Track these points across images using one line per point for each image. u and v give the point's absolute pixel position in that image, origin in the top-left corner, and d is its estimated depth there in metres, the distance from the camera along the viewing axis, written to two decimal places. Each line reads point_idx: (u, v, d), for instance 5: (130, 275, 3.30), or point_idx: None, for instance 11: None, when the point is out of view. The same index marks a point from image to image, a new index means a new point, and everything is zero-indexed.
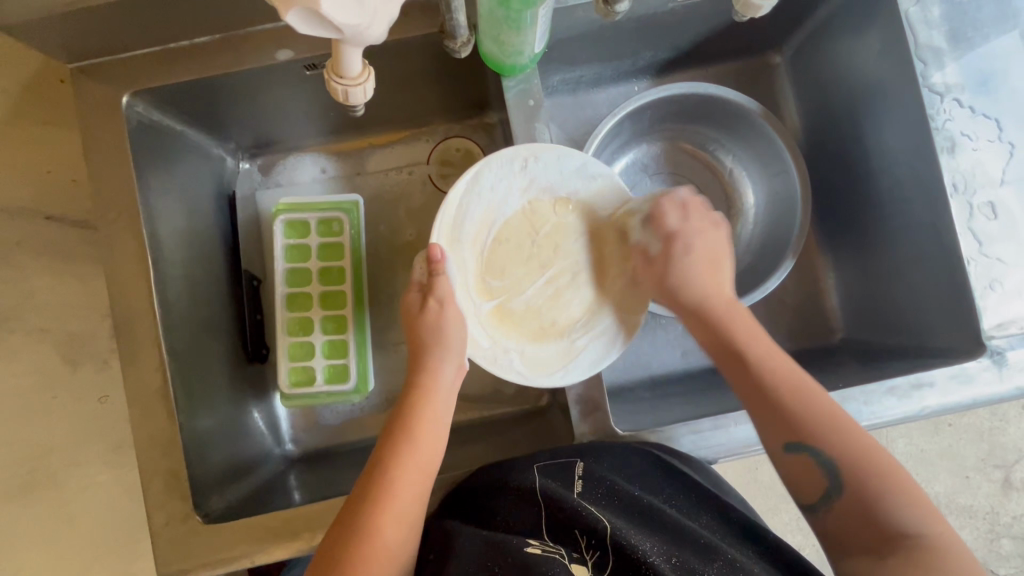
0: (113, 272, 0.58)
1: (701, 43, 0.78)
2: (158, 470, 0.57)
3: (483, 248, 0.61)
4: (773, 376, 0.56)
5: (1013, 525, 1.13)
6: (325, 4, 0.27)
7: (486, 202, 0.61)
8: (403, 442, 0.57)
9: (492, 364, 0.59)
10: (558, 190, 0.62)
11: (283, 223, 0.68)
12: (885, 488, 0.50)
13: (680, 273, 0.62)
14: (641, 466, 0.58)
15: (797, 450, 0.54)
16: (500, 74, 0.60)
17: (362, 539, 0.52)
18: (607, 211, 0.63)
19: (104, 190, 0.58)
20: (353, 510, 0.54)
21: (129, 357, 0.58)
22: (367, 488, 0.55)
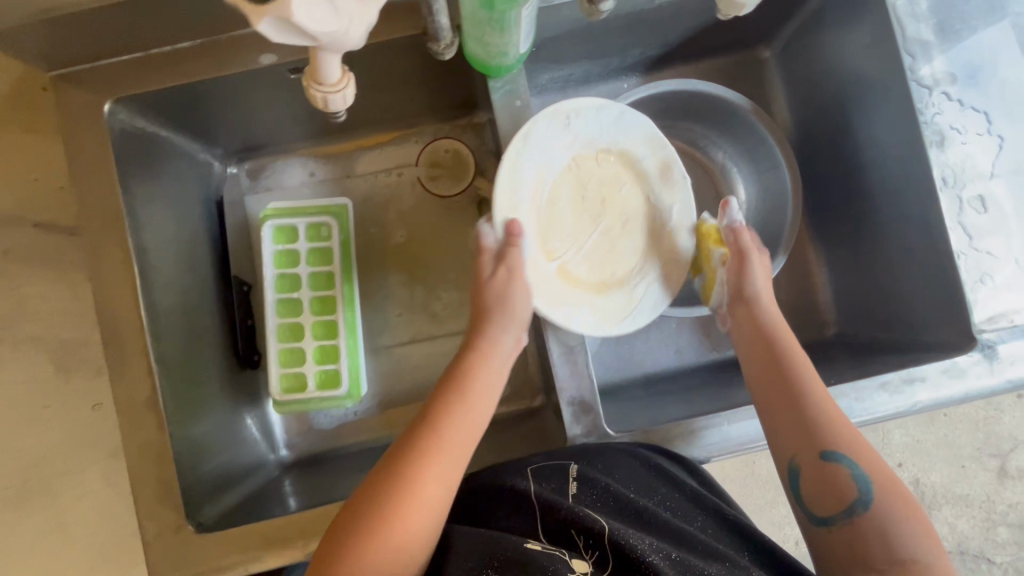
0: (99, 282, 0.57)
1: (689, 39, 0.78)
2: (148, 480, 0.56)
3: (541, 209, 0.63)
4: (814, 392, 0.57)
5: (1009, 513, 1.13)
6: (298, 13, 0.27)
7: (537, 163, 0.61)
8: (457, 401, 0.58)
9: (566, 321, 0.60)
10: (596, 139, 0.64)
11: (272, 228, 0.67)
12: (894, 515, 0.52)
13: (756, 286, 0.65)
14: (634, 468, 0.58)
15: (823, 462, 0.55)
16: (486, 75, 0.59)
17: (405, 486, 0.52)
18: (642, 154, 0.65)
19: (89, 200, 0.58)
20: (400, 459, 0.54)
21: (117, 367, 0.57)
22: (416, 439, 0.55)
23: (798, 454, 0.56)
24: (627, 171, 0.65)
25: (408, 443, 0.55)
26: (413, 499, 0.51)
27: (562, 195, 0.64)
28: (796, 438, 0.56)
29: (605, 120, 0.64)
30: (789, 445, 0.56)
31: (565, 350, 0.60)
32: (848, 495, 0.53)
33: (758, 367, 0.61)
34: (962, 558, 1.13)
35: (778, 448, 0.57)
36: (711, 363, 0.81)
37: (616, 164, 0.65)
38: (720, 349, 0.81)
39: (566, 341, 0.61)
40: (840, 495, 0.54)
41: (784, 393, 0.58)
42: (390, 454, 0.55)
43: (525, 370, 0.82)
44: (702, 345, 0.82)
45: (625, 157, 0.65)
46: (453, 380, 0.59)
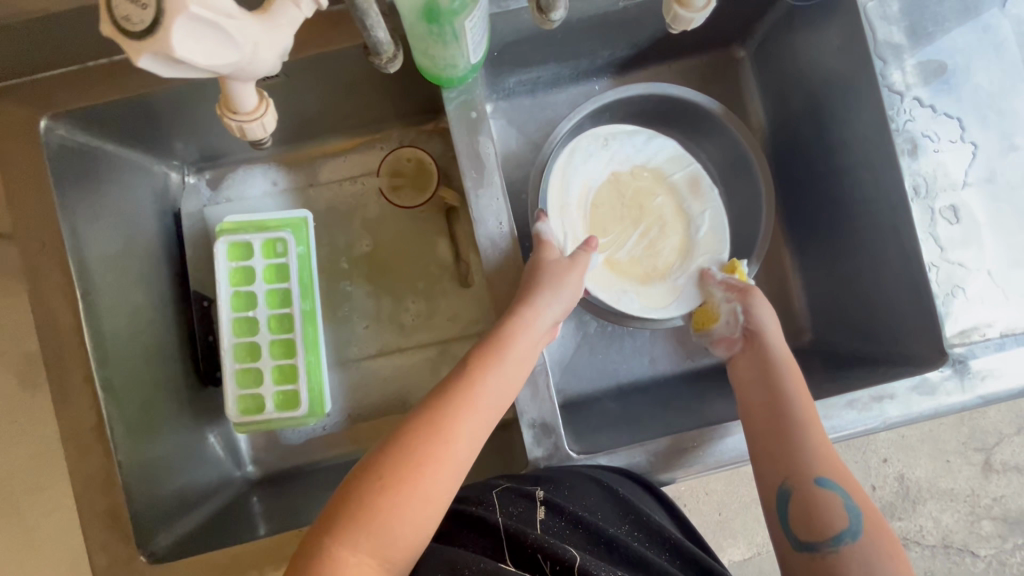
0: (39, 307, 0.55)
1: (660, 40, 0.75)
2: (96, 510, 0.55)
3: (586, 211, 0.71)
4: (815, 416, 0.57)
5: (994, 507, 1.13)
6: (177, 48, 0.25)
7: (580, 175, 0.71)
8: (496, 362, 0.55)
9: (615, 301, 0.69)
10: (632, 158, 0.73)
11: (226, 244, 0.65)
12: (880, 554, 0.51)
13: (763, 316, 0.66)
14: (597, 493, 0.56)
15: (814, 488, 0.54)
16: (440, 86, 0.57)
17: (433, 439, 0.50)
18: (672, 170, 0.73)
19: (26, 222, 0.56)
20: (432, 411, 0.52)
21: (61, 395, 0.55)
22: (450, 394, 0.53)
23: (790, 479, 0.55)
24: (661, 184, 0.73)
25: (441, 397, 0.53)
26: (442, 453, 0.50)
27: (606, 202, 0.72)
28: (789, 462, 0.55)
29: (637, 143, 0.73)
30: (783, 470, 0.55)
31: None
32: (834, 525, 0.52)
33: (752, 395, 0.61)
34: (946, 552, 1.13)
35: (769, 473, 0.56)
36: (685, 371, 0.79)
37: (650, 179, 0.73)
38: (695, 359, 0.80)
39: None
40: (822, 519, 0.53)
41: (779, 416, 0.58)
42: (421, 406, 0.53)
43: None
44: (676, 354, 0.80)
45: (659, 175, 0.73)
46: (495, 339, 0.56)
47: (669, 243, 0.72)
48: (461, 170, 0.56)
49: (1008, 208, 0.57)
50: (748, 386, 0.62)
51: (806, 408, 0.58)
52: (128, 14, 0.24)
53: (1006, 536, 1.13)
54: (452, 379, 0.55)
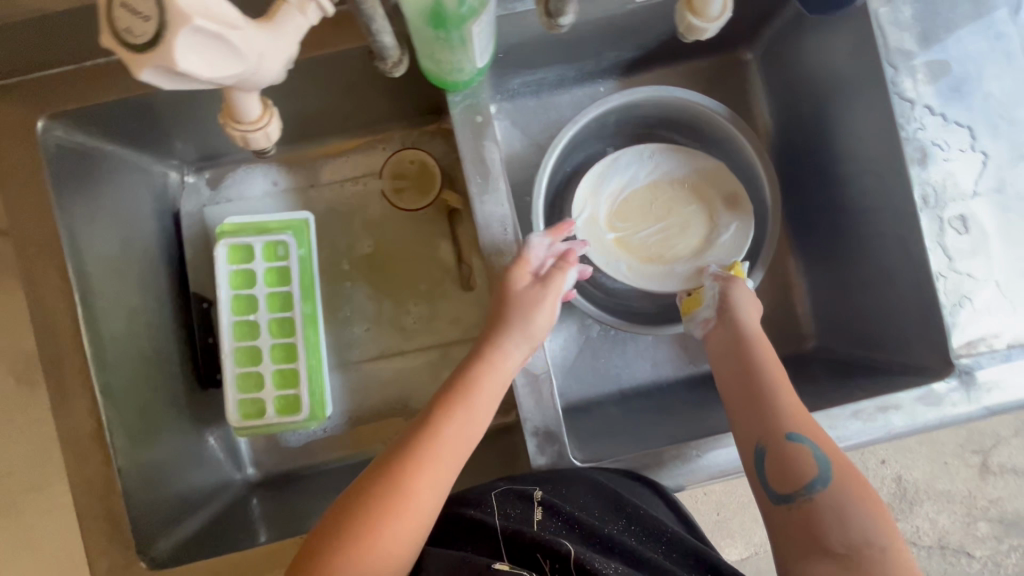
0: (36, 311, 0.54)
1: (667, 42, 0.74)
2: (96, 516, 0.54)
3: (615, 200, 0.74)
4: (783, 382, 0.58)
5: (990, 509, 1.13)
6: (181, 61, 0.24)
7: (619, 173, 0.74)
8: (460, 414, 0.53)
9: (605, 265, 0.72)
10: (670, 171, 0.74)
11: (226, 247, 0.64)
12: (852, 502, 0.51)
13: (739, 297, 0.65)
14: (595, 493, 0.55)
15: (787, 444, 0.54)
16: (445, 89, 0.56)
17: (389, 507, 0.48)
18: (709, 187, 0.73)
19: (22, 224, 0.55)
20: (389, 473, 0.50)
21: (58, 400, 0.55)
22: (409, 452, 0.51)
23: (764, 438, 0.55)
24: (696, 198, 0.74)
25: (400, 456, 0.51)
26: (399, 518, 0.48)
27: (641, 206, 0.74)
28: (761, 422, 0.56)
29: (677, 157, 0.74)
30: (756, 430, 0.56)
31: (529, 379, 0.56)
32: (806, 475, 0.52)
33: (726, 366, 0.62)
34: (942, 553, 1.14)
35: (744, 436, 0.56)
36: (688, 376, 0.79)
37: (687, 190, 0.74)
38: (698, 363, 0.79)
39: (530, 370, 0.56)
40: (797, 472, 0.53)
41: (752, 384, 0.59)
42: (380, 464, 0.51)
43: None
44: (679, 359, 0.80)
45: (697, 186, 0.74)
46: (457, 388, 0.54)
47: (684, 246, 0.72)
48: (465, 174, 0.55)
49: (1017, 219, 0.57)
50: (722, 354, 0.63)
51: (778, 378, 0.59)
52: (128, 26, 0.23)
53: (1001, 537, 1.14)
54: (413, 433, 0.53)
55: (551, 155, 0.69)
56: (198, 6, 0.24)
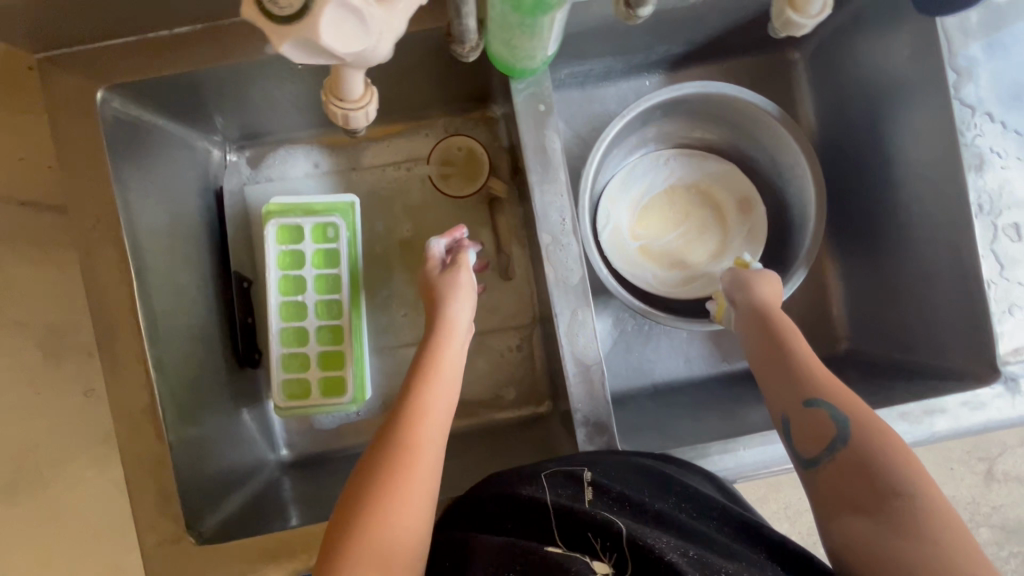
0: (93, 284, 0.55)
1: (718, 38, 0.74)
2: (146, 490, 0.55)
3: (637, 208, 0.79)
4: (801, 350, 0.56)
5: (993, 515, 1.15)
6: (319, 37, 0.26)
7: (640, 181, 0.79)
8: (430, 390, 0.55)
9: (633, 275, 0.76)
10: (684, 177, 0.79)
11: (275, 227, 0.64)
12: (878, 454, 0.47)
13: (759, 288, 0.63)
14: (644, 476, 0.55)
15: (805, 411, 0.52)
16: (509, 77, 0.56)
17: (392, 490, 0.48)
18: (723, 190, 0.79)
19: (80, 195, 0.54)
20: (382, 460, 0.50)
21: (112, 372, 0.55)
22: (394, 435, 0.52)
23: (786, 408, 0.53)
24: (710, 201, 0.79)
25: (387, 443, 0.51)
26: (408, 497, 0.48)
27: (659, 212, 0.79)
28: (782, 393, 0.54)
29: (692, 163, 0.79)
30: (779, 402, 0.54)
31: (581, 369, 0.57)
32: (826, 435, 0.49)
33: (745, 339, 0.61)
34: None
35: (771, 410, 0.55)
36: (721, 373, 0.80)
37: (702, 193, 0.79)
38: (731, 361, 0.80)
39: (582, 360, 0.57)
40: (815, 433, 0.50)
41: (770, 353, 0.57)
42: (373, 450, 0.51)
43: (532, 375, 0.80)
44: (712, 356, 0.80)
45: (710, 191, 0.79)
46: (419, 373, 0.57)
47: (701, 250, 0.78)
48: (525, 163, 0.55)
49: None
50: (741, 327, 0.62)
51: (799, 345, 0.57)
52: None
53: (1002, 543, 1.15)
54: (393, 419, 0.54)
55: (599, 148, 0.69)
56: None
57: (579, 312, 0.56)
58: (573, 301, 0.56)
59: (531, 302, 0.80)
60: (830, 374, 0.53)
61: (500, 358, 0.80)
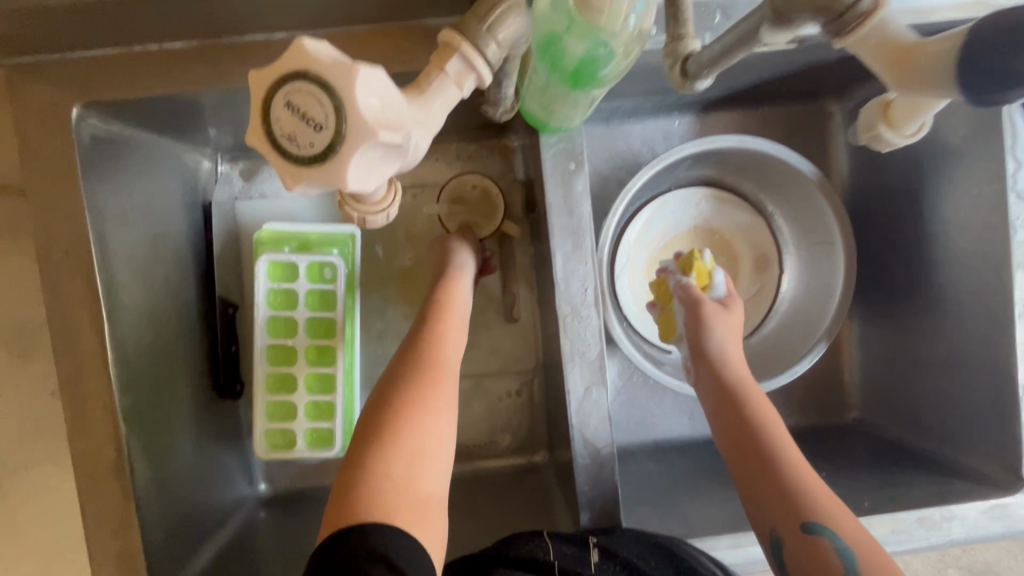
0: (60, 325, 0.49)
1: (758, 85, 0.69)
2: (110, 551, 0.51)
3: (656, 250, 0.75)
4: (794, 456, 0.54)
5: (964, 557, 0.98)
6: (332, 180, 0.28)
7: (664, 222, 0.75)
8: (445, 324, 0.58)
9: (643, 324, 0.73)
10: (710, 220, 0.75)
11: (266, 263, 0.58)
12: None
13: (715, 332, 0.60)
14: (651, 548, 0.54)
15: (805, 536, 0.49)
16: (538, 129, 0.50)
17: (417, 397, 0.50)
18: (744, 242, 0.75)
19: (48, 225, 0.49)
20: (404, 378, 0.52)
21: (75, 422, 0.50)
22: (417, 356, 0.54)
23: (778, 526, 0.51)
24: (731, 252, 0.76)
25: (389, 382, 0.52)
26: (434, 404, 0.50)
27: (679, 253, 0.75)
28: (773, 506, 0.51)
29: (719, 208, 0.75)
30: (767, 516, 0.52)
31: (590, 450, 0.53)
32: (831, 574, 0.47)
33: (728, 427, 0.57)
34: None
35: (759, 518, 0.52)
36: None
37: (723, 241, 0.76)
38: None
39: (593, 442, 0.53)
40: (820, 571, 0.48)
41: (759, 456, 0.54)
42: (393, 373, 0.53)
43: (529, 422, 0.76)
44: None
45: (731, 241, 0.76)
46: (435, 308, 0.60)
47: None
48: (549, 228, 0.51)
49: None
50: (721, 410, 0.59)
51: (784, 439, 0.55)
52: (312, 140, 0.28)
53: None
54: (406, 351, 0.55)
55: (623, 198, 0.64)
56: (376, 123, 0.28)
57: (593, 389, 0.52)
58: (588, 377, 0.52)
59: (535, 347, 0.76)
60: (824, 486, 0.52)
61: (498, 402, 0.76)
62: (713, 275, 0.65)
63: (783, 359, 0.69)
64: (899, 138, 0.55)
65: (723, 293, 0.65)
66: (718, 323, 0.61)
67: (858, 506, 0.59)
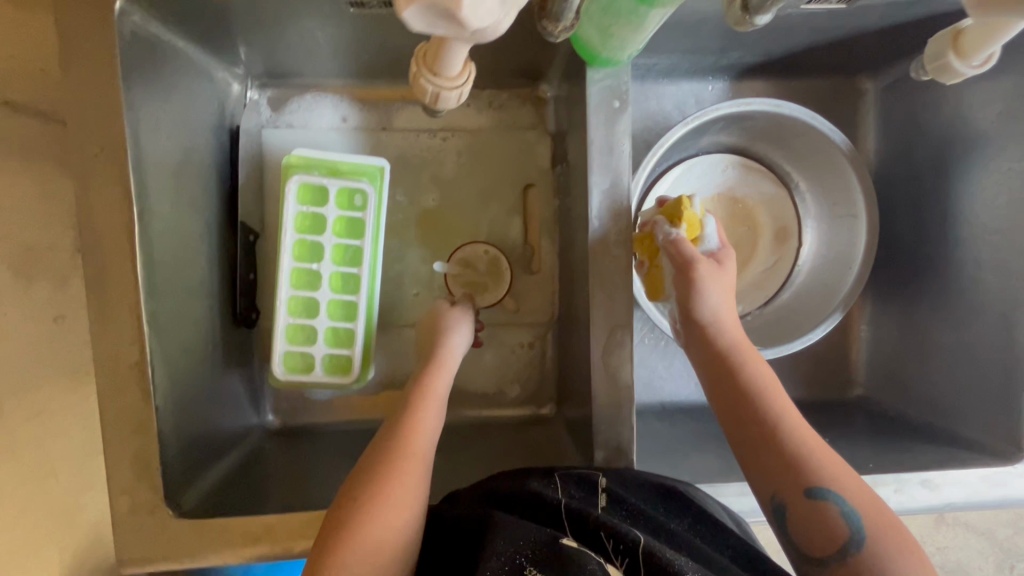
0: (90, 220, 0.49)
1: (795, 54, 0.69)
2: (126, 452, 0.51)
3: None
4: (792, 431, 0.51)
5: (937, 554, 0.99)
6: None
7: (690, 186, 0.75)
8: (423, 410, 0.56)
9: None
10: (734, 188, 0.76)
11: (297, 184, 0.58)
12: (888, 555, 0.46)
13: (706, 290, 0.55)
14: (657, 493, 0.54)
15: (809, 500, 0.49)
16: (587, 63, 0.51)
17: (380, 502, 0.49)
18: (766, 214, 0.76)
19: (84, 118, 0.48)
20: (373, 481, 0.50)
21: (99, 322, 0.49)
22: (388, 451, 0.53)
23: (779, 491, 0.50)
24: (752, 223, 0.76)
25: (356, 492, 0.50)
26: (394, 503, 0.49)
27: None
28: (775, 474, 0.50)
29: (745, 177, 0.76)
30: (769, 481, 0.50)
31: (609, 390, 0.54)
32: (837, 534, 0.47)
33: (723, 399, 0.54)
34: None
35: (759, 484, 0.51)
36: None
37: (744, 211, 0.76)
38: None
39: (612, 383, 0.54)
40: (829, 533, 0.47)
41: (758, 432, 0.52)
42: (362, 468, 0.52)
43: (539, 376, 0.77)
44: None
45: (753, 211, 0.76)
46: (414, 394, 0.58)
47: None
48: (588, 164, 0.51)
49: None
50: (715, 392, 0.55)
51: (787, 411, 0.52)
52: None
53: None
54: (376, 450, 0.53)
55: (655, 154, 0.64)
56: None
57: (616, 331, 0.53)
58: (613, 319, 0.53)
59: (552, 301, 0.76)
60: (824, 448, 0.51)
61: (510, 354, 0.76)
62: (704, 224, 0.59)
63: (797, 326, 0.70)
64: (966, 70, 0.54)
65: (715, 245, 0.60)
66: (709, 281, 0.56)
67: (862, 467, 0.60)
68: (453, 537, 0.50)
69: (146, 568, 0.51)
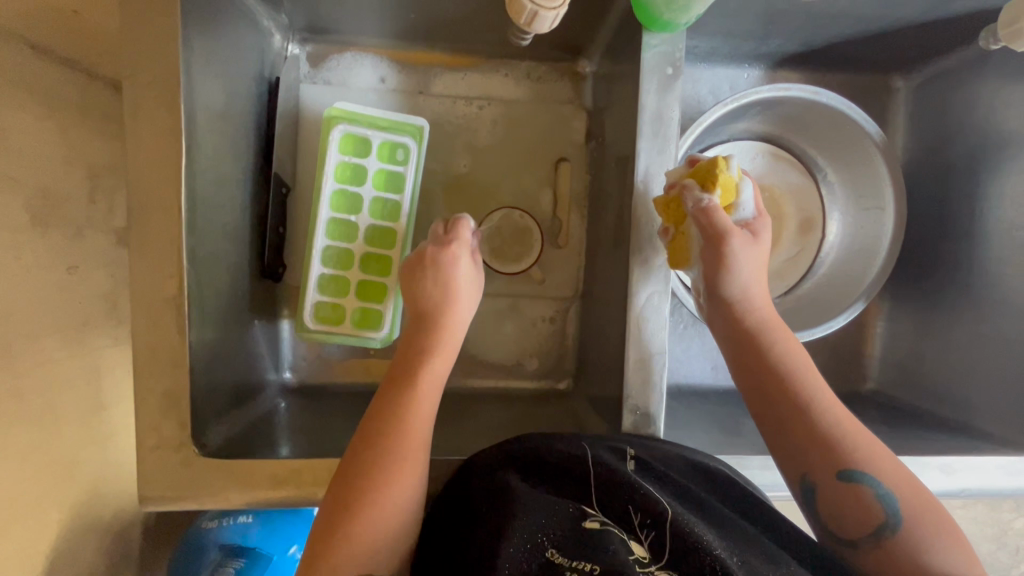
0: (139, 148, 0.48)
1: (835, 44, 0.70)
2: (157, 387, 0.50)
3: None
4: (828, 414, 0.51)
5: None
6: None
7: None
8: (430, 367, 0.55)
9: None
10: (762, 177, 0.76)
11: (341, 134, 0.58)
12: (923, 536, 0.47)
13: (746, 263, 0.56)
14: (686, 465, 0.54)
15: (845, 482, 0.49)
16: (646, 28, 0.53)
17: (390, 461, 0.50)
18: (791, 204, 0.76)
19: (142, 44, 0.48)
20: (385, 440, 0.51)
21: (139, 253, 0.49)
22: (398, 409, 0.52)
23: (812, 472, 0.50)
24: (777, 212, 0.76)
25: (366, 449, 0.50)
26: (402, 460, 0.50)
27: None
28: (808, 455, 0.51)
29: (773, 165, 0.77)
30: (798, 461, 0.51)
31: (640, 356, 0.55)
32: (873, 516, 0.48)
33: (757, 379, 0.54)
34: None
35: (791, 466, 0.52)
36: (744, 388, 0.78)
37: (770, 201, 0.76)
38: None
39: (644, 349, 0.55)
40: (863, 515, 0.48)
41: (791, 414, 0.52)
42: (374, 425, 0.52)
43: (559, 349, 0.77)
44: None
45: (780, 199, 0.77)
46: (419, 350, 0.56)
47: None
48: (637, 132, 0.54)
49: None
50: (742, 372, 0.55)
51: (822, 394, 0.52)
52: None
53: None
54: (384, 408, 0.53)
55: (691, 133, 0.65)
56: None
57: (654, 295, 0.55)
58: (652, 284, 0.55)
59: (576, 275, 0.76)
60: (860, 430, 0.51)
61: (530, 326, 0.77)
62: (740, 189, 0.58)
63: (817, 316, 0.70)
64: None
65: (750, 213, 0.59)
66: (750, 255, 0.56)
67: None
68: (483, 500, 0.50)
69: (167, 505, 0.50)
